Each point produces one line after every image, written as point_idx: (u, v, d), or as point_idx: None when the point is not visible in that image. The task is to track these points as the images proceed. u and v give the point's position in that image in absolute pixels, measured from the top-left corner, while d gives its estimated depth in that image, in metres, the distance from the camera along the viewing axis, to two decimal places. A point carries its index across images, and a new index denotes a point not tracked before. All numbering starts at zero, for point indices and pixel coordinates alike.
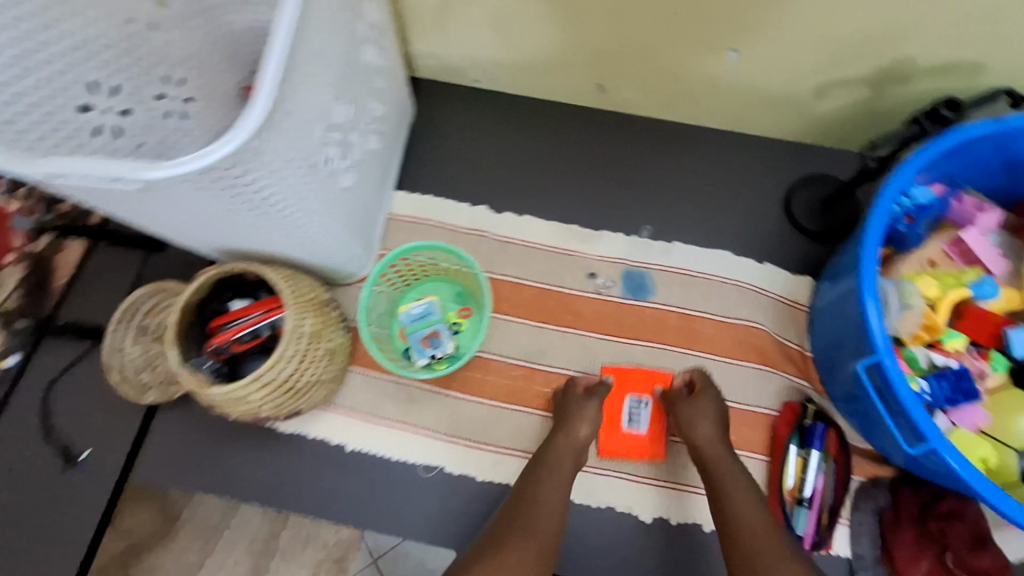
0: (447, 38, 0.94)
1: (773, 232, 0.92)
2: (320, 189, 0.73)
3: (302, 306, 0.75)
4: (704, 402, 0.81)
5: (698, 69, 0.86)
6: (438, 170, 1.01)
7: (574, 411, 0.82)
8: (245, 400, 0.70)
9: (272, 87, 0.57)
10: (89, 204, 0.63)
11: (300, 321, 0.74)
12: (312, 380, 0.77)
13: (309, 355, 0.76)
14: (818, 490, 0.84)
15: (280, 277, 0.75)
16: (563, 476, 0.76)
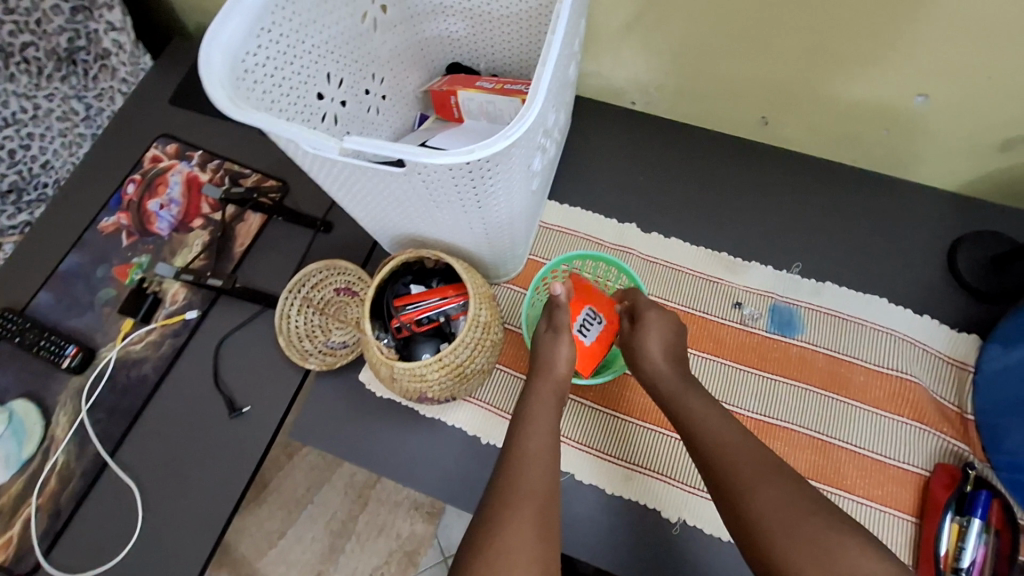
0: (619, 60, 0.97)
1: (929, 284, 0.92)
2: (522, 192, 0.72)
3: (480, 297, 0.75)
4: (656, 320, 0.79)
5: (877, 110, 0.88)
6: (587, 184, 1.03)
7: (547, 343, 0.77)
8: (421, 378, 0.71)
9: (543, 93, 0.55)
10: (328, 172, 0.64)
11: (478, 310, 0.73)
12: (478, 369, 0.76)
13: (480, 345, 0.75)
14: (977, 562, 0.76)
15: (463, 267, 0.75)
16: (552, 407, 0.73)
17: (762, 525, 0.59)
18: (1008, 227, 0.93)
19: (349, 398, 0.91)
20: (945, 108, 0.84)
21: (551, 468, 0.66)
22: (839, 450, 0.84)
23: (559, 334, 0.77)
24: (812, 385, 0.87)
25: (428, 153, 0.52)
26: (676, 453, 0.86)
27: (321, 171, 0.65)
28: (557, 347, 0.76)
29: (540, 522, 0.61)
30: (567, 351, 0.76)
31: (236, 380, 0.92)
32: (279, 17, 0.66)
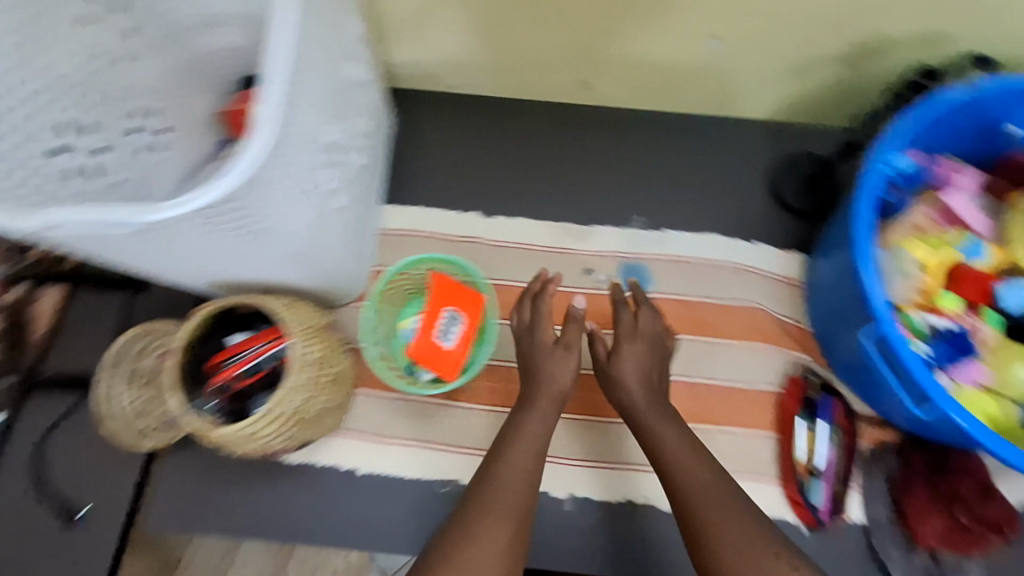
0: (424, 45, 0.91)
1: (758, 212, 0.96)
2: (322, 217, 0.65)
3: (307, 333, 0.69)
4: (632, 347, 0.77)
5: (679, 59, 0.89)
6: (422, 180, 0.98)
7: (552, 361, 0.76)
8: (254, 438, 0.65)
9: (274, 118, 0.49)
10: (77, 248, 0.59)
11: (306, 349, 0.68)
12: (323, 409, 0.71)
13: (318, 385, 0.69)
14: (829, 461, 0.84)
15: (281, 306, 0.69)
16: (540, 417, 0.73)
17: (708, 531, 0.64)
18: (815, 144, 0.98)
19: (206, 467, 0.83)
20: (736, 47, 0.86)
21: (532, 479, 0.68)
22: (702, 388, 0.88)
23: (566, 351, 0.77)
24: (670, 332, 0.90)
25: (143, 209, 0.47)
26: (557, 431, 0.85)
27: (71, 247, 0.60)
28: (557, 365, 0.76)
29: (512, 532, 0.63)
30: (558, 369, 0.75)
31: (68, 481, 0.81)
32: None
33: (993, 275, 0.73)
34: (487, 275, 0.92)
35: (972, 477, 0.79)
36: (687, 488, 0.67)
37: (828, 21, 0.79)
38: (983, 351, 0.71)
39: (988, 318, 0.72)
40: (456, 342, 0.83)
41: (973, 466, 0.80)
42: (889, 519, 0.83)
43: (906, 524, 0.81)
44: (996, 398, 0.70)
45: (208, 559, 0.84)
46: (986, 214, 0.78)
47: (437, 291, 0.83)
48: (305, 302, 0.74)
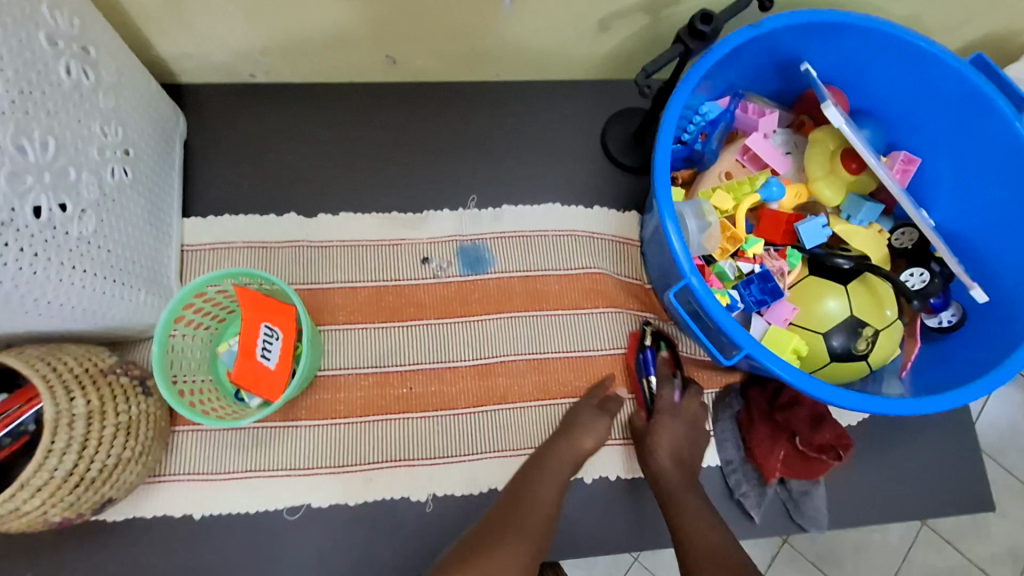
0: (193, 34, 0.80)
1: (592, 175, 0.95)
2: (41, 250, 0.55)
3: (68, 384, 0.60)
4: (676, 424, 0.80)
5: (481, 26, 0.84)
6: (230, 183, 0.88)
7: (587, 418, 0.79)
8: (17, 513, 0.58)
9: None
10: None
11: (72, 401, 0.60)
12: (112, 464, 0.63)
13: (93, 440, 0.61)
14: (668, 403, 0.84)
15: (30, 360, 0.59)
16: (576, 461, 0.76)
17: (690, 543, 0.67)
18: (639, 99, 0.97)
19: (6, 544, 0.73)
20: (530, 10, 0.81)
21: (555, 509, 0.70)
22: (552, 362, 0.86)
23: (607, 418, 0.80)
24: (515, 311, 0.87)
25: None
26: (409, 432, 0.81)
27: None
28: (601, 422, 0.79)
29: (531, 554, 0.63)
30: (593, 444, 0.77)
31: None
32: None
33: (791, 214, 0.76)
34: (315, 280, 0.85)
35: (805, 407, 0.81)
36: (695, 507, 0.71)
37: None
38: (787, 290, 0.74)
39: (789, 258, 0.74)
40: (280, 362, 0.76)
41: (805, 397, 0.82)
42: (741, 459, 0.85)
43: (755, 462, 0.84)
44: (805, 334, 0.71)
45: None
46: (788, 152, 0.80)
47: (247, 306, 0.73)
48: (70, 348, 0.64)
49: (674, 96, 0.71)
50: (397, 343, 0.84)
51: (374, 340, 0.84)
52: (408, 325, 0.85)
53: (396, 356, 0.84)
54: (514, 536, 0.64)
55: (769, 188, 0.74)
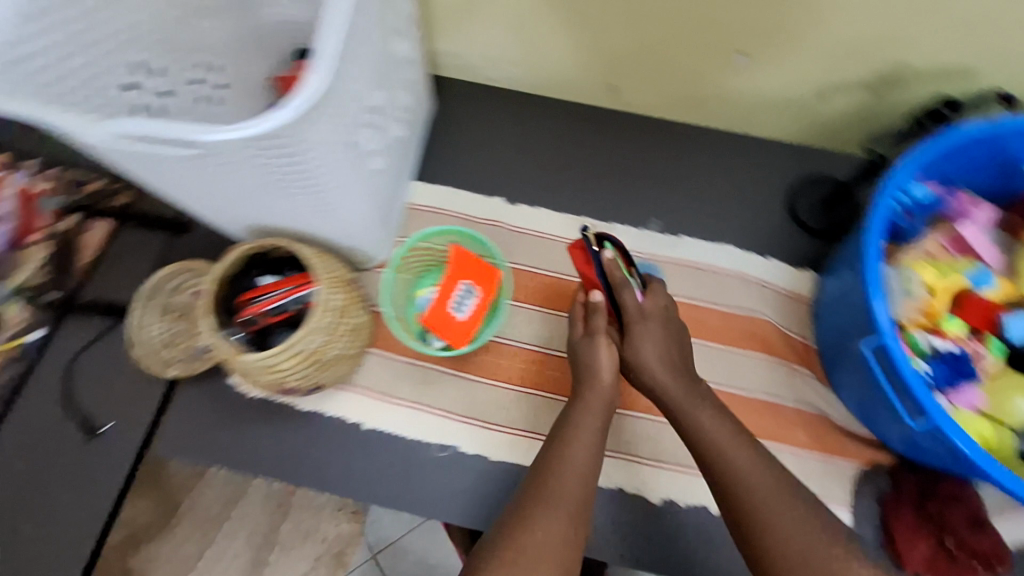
0: (468, 37, 0.97)
1: (773, 227, 0.99)
2: (356, 174, 0.70)
3: (334, 282, 0.74)
4: (654, 324, 0.76)
5: (708, 73, 0.94)
6: (451, 163, 1.03)
7: (590, 353, 0.77)
8: (274, 369, 0.71)
9: (326, 73, 0.55)
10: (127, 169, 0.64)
11: (331, 295, 0.73)
12: (339, 354, 0.76)
13: (337, 330, 0.74)
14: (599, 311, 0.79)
15: (313, 253, 0.74)
16: (598, 415, 0.74)
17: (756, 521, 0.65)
18: (833, 167, 1.01)
19: (217, 404, 0.87)
20: (762, 63, 0.90)
21: (592, 474, 0.71)
22: None
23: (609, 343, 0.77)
24: None
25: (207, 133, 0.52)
26: (555, 412, 0.88)
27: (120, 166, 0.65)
28: (597, 353, 0.76)
29: (573, 526, 0.66)
30: (610, 386, 0.75)
31: (89, 400, 0.86)
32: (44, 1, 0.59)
33: (999, 304, 0.76)
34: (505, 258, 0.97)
35: (963, 505, 0.79)
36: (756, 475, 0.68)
37: (851, 51, 0.84)
38: (982, 376, 0.74)
39: (991, 346, 0.74)
40: (468, 316, 0.87)
41: (965, 496, 0.80)
42: (876, 541, 0.83)
43: (893, 548, 0.81)
44: (994, 424, 0.72)
45: (209, 507, 0.96)
46: (999, 249, 0.80)
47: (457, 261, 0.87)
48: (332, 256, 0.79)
49: (894, 171, 0.75)
50: (561, 331, 0.92)
51: (543, 323, 0.93)
52: None
53: (559, 342, 0.92)
54: (545, 511, 0.66)
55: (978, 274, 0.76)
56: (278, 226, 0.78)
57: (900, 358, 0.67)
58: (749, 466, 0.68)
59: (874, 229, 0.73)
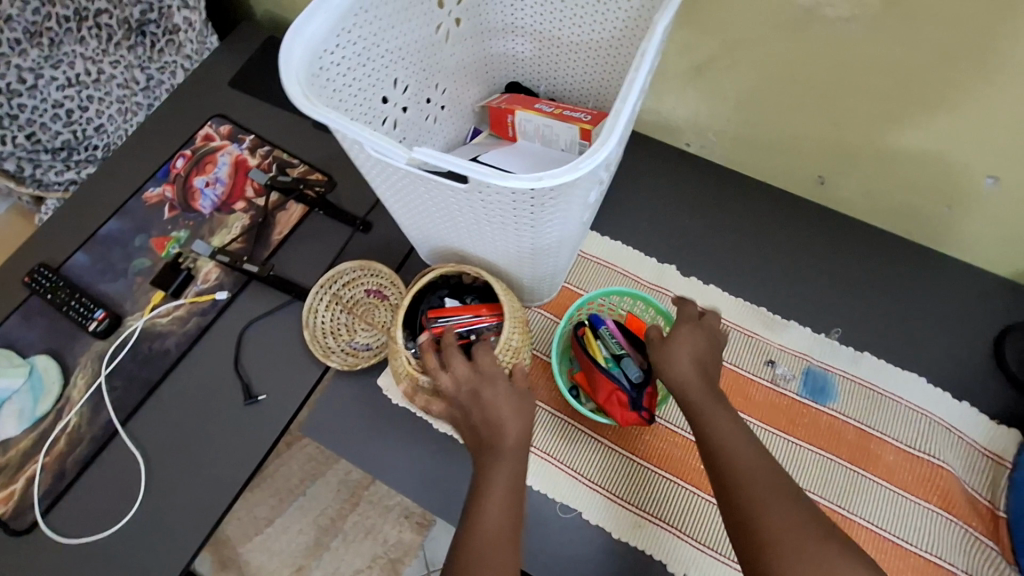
0: (681, 101, 0.96)
1: (976, 371, 0.89)
2: (574, 226, 0.70)
3: (515, 320, 0.74)
4: (679, 342, 0.73)
5: (941, 188, 0.86)
6: (629, 219, 1.02)
7: (501, 403, 0.67)
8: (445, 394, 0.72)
9: (616, 132, 0.54)
10: (373, 172, 0.65)
11: (510, 334, 0.73)
12: None
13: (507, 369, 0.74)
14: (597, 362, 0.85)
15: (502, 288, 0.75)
16: (511, 466, 0.65)
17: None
18: None
19: (364, 402, 0.91)
20: (1013, 194, 0.82)
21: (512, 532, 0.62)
22: (857, 526, 0.80)
23: (519, 397, 0.68)
24: (839, 458, 0.84)
25: (497, 175, 0.51)
26: (689, 506, 0.83)
27: (364, 168, 0.66)
28: (505, 400, 0.67)
29: None
30: (514, 438, 0.66)
31: (253, 368, 0.91)
32: (355, 17, 0.64)
33: None
34: None
35: None
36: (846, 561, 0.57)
37: None
38: None
39: None
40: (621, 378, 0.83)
41: None
42: None
43: None
44: None
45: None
46: None
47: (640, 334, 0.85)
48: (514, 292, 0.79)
49: None
50: None
51: None
52: None
53: None
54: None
55: None
56: (467, 244, 0.77)
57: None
58: (787, 521, 0.60)
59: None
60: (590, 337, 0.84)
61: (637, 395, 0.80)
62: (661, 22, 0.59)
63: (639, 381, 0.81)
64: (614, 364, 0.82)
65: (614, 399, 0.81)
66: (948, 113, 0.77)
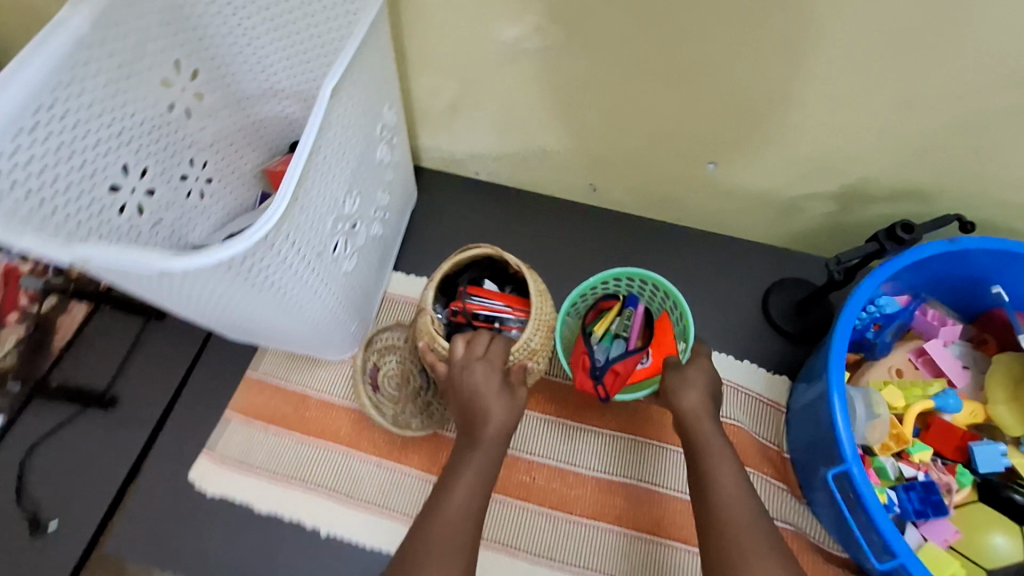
0: (452, 136, 1.01)
1: (751, 331, 0.99)
2: (324, 279, 0.71)
3: (540, 323, 0.77)
4: (694, 371, 0.76)
5: (682, 178, 0.96)
6: (431, 253, 1.04)
7: (494, 398, 0.72)
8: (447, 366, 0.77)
9: (291, 191, 0.56)
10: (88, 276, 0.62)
11: (531, 336, 0.76)
12: None
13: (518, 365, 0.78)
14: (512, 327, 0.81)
15: (536, 293, 0.77)
16: (481, 462, 0.70)
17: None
18: (810, 271, 1.02)
19: (176, 497, 0.86)
20: (733, 175, 0.93)
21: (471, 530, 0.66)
22: (666, 497, 0.87)
23: (509, 394, 0.73)
24: (646, 438, 0.90)
25: (170, 261, 0.51)
26: (519, 521, 0.85)
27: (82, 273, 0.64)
28: (496, 401, 0.72)
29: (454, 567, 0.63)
30: (492, 431, 0.71)
31: (45, 492, 0.84)
32: (35, 117, 0.62)
33: (966, 431, 0.73)
34: None
35: None
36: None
37: (818, 166, 0.87)
38: (952, 508, 0.71)
39: (959, 476, 0.71)
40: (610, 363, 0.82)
41: None
42: None
43: None
44: (966, 563, 0.68)
45: None
46: (965, 366, 0.78)
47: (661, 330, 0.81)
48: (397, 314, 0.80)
49: (858, 287, 0.75)
50: (530, 431, 0.90)
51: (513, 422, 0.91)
52: (545, 418, 0.91)
53: (527, 442, 0.90)
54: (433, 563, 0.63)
55: (947, 399, 0.72)
56: (231, 318, 0.75)
57: (865, 492, 0.66)
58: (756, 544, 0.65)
59: (844, 334, 0.74)
60: (609, 312, 0.85)
61: (601, 365, 0.80)
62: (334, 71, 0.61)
63: (613, 357, 0.80)
64: (607, 339, 0.83)
65: (585, 361, 0.81)
66: (655, 116, 0.86)
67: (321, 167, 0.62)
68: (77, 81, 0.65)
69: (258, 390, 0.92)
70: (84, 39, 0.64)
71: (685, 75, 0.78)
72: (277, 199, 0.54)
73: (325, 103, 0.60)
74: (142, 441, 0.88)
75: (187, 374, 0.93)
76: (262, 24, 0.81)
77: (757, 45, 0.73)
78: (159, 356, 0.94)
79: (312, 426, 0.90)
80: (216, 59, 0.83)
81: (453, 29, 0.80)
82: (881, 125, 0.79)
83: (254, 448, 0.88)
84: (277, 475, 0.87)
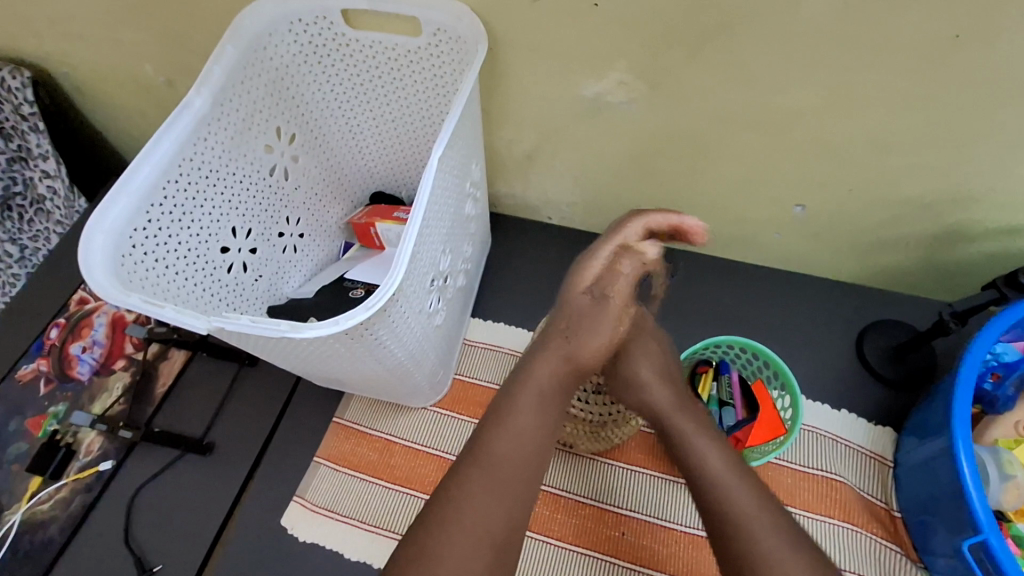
0: (527, 184, 1.03)
1: (847, 379, 0.94)
2: (418, 333, 0.73)
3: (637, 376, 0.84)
4: (642, 358, 0.74)
5: (766, 220, 0.94)
6: (507, 298, 1.05)
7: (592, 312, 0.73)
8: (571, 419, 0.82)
9: (406, 256, 0.58)
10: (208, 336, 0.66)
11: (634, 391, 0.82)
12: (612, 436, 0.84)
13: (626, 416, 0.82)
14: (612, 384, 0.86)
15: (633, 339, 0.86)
16: (533, 400, 0.68)
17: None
18: (908, 313, 0.96)
19: (269, 544, 0.87)
20: (822, 217, 0.90)
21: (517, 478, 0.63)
22: None
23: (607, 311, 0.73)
24: None
25: (294, 329, 0.53)
26: None
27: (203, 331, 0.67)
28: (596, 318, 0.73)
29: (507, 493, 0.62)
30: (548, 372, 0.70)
31: (148, 535, 0.88)
32: (161, 190, 0.67)
33: None
34: None
35: None
36: None
37: (916, 206, 0.83)
38: None
39: None
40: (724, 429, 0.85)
41: None
42: None
43: None
44: None
45: None
46: None
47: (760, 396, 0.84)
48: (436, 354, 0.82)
49: (977, 335, 0.71)
50: (618, 484, 0.88)
51: (599, 474, 0.89)
52: (632, 470, 0.89)
53: (615, 496, 0.87)
54: (468, 503, 0.61)
55: None
56: (327, 372, 0.77)
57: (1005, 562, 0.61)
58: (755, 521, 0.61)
59: (966, 382, 0.70)
60: (707, 376, 0.86)
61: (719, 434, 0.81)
62: (438, 142, 0.64)
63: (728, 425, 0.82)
64: (714, 404, 0.84)
65: None
66: (739, 160, 0.85)
67: (426, 229, 0.65)
68: (198, 153, 0.72)
69: (345, 437, 0.94)
70: (204, 116, 0.71)
71: (777, 121, 0.77)
72: (394, 265, 0.57)
73: (431, 174, 0.63)
74: (236, 488, 0.91)
75: (277, 422, 0.96)
76: (352, 89, 0.86)
77: (854, 91, 0.71)
78: (251, 403, 0.97)
79: (398, 473, 0.91)
80: (309, 123, 0.88)
81: (538, 86, 0.82)
82: (992, 167, 0.75)
83: (343, 494, 0.89)
84: (365, 523, 0.87)
